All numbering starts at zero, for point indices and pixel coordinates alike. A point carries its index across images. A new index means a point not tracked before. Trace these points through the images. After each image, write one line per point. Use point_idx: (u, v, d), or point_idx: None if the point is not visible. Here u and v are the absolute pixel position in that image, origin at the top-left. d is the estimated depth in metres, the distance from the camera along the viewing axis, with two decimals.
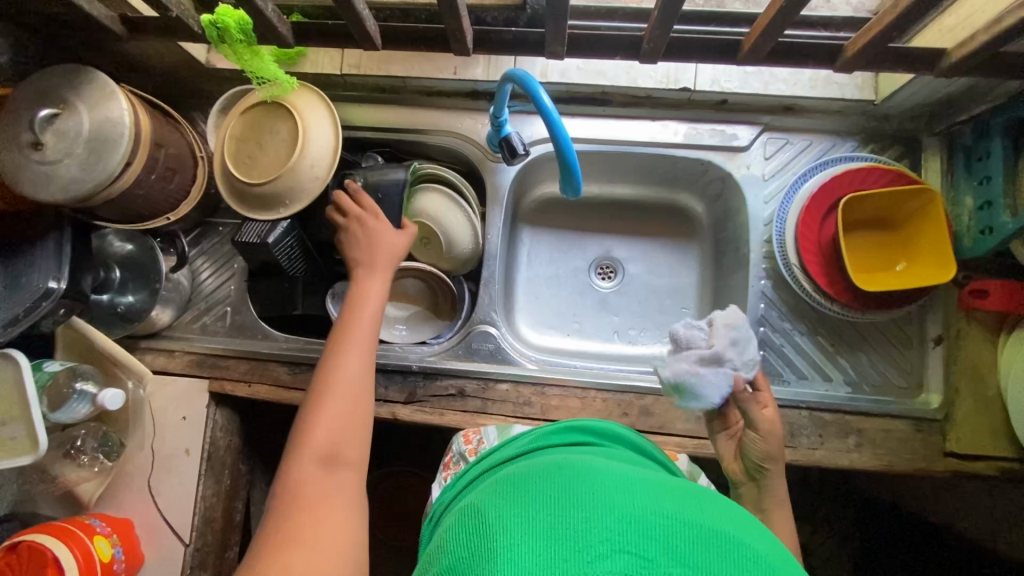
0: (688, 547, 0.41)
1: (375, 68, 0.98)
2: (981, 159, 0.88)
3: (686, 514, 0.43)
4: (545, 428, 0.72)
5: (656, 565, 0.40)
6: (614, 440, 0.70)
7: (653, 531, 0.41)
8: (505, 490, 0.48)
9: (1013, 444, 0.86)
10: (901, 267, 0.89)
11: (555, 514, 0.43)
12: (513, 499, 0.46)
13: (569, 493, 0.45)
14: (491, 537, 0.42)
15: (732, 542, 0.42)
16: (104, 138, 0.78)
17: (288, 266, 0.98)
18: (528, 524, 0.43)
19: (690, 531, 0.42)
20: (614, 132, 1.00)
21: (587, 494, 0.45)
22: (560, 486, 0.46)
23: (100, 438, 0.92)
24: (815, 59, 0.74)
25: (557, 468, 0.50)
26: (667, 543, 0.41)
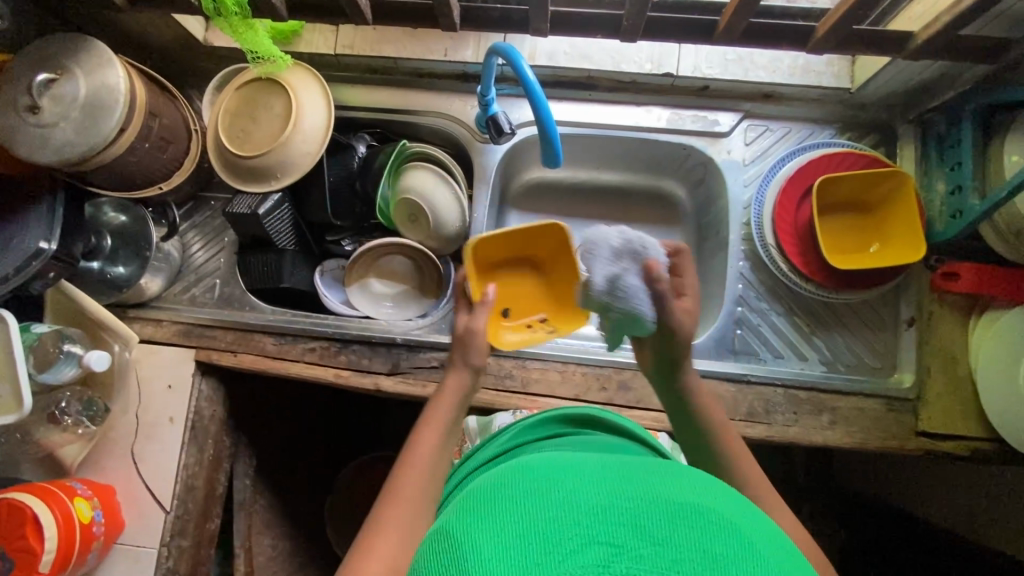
0: (655, 526, 0.41)
1: (368, 48, 1.01)
2: (952, 145, 0.90)
3: (651, 494, 0.44)
4: (513, 431, 0.74)
5: (628, 550, 0.40)
6: (592, 429, 0.74)
7: (619, 517, 0.42)
8: (471, 501, 0.47)
9: (980, 423, 0.89)
10: (874, 249, 0.92)
11: (523, 515, 0.43)
12: (479, 508, 0.45)
13: (534, 492, 0.45)
14: (459, 550, 0.41)
15: (699, 513, 0.43)
16: (99, 103, 0.81)
17: (278, 239, 0.99)
18: (496, 532, 0.41)
19: (658, 513, 0.42)
20: (600, 116, 1.02)
21: (553, 492, 0.44)
22: (523, 486, 0.46)
23: (85, 402, 0.92)
24: (789, 41, 0.77)
25: (518, 471, 0.49)
26: (636, 527, 0.41)
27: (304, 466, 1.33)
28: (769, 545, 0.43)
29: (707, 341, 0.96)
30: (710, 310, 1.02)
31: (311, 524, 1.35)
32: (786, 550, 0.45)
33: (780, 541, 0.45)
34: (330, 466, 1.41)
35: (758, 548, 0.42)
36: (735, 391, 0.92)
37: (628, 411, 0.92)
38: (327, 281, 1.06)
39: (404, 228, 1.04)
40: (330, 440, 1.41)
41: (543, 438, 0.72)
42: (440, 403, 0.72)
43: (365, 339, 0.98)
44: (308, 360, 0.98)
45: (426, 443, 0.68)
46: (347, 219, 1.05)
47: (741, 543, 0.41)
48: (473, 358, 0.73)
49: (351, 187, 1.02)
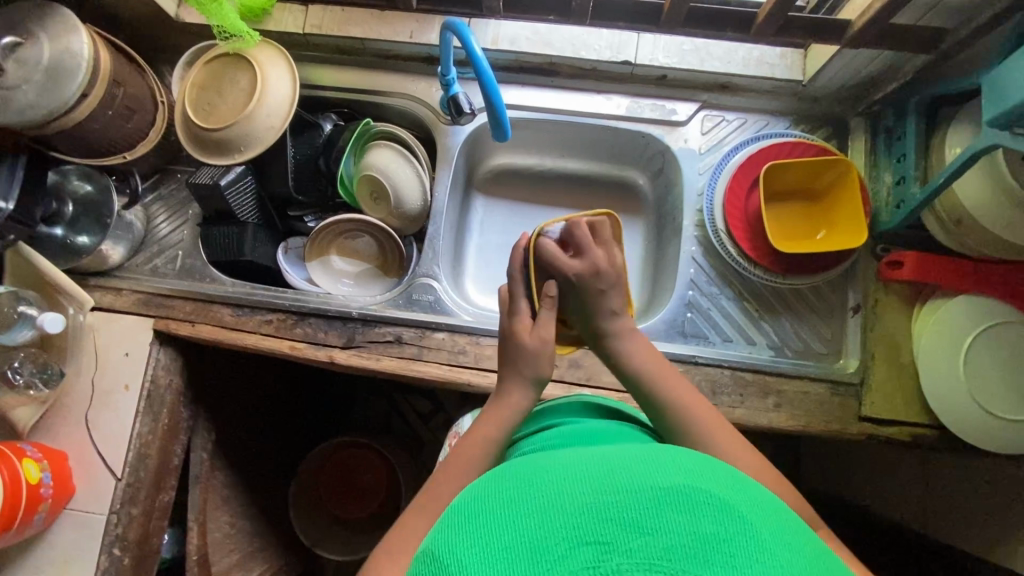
0: (643, 516, 0.41)
1: (336, 29, 1.03)
2: (899, 137, 0.93)
3: (636, 483, 0.44)
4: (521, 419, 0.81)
5: (619, 545, 0.40)
6: (590, 416, 0.76)
7: (607, 512, 0.42)
8: (460, 511, 0.47)
9: (923, 409, 0.90)
10: (821, 235, 0.95)
11: (511, 527, 0.43)
12: (468, 522, 0.45)
13: (519, 499, 0.45)
14: (449, 574, 0.41)
15: (687, 495, 0.43)
16: (62, 68, 0.83)
17: (240, 212, 1.01)
18: (483, 549, 0.42)
19: (646, 501, 0.42)
20: (560, 102, 1.05)
21: (539, 497, 0.45)
22: (508, 495, 0.46)
23: (39, 365, 0.94)
24: (733, 27, 0.79)
25: (505, 475, 0.49)
26: (622, 521, 0.41)
27: (267, 448, 1.33)
28: (762, 516, 0.43)
29: (659, 323, 0.98)
30: (664, 295, 1.04)
31: (272, 507, 1.34)
32: (783, 518, 0.45)
33: (775, 508, 0.46)
34: (295, 450, 1.41)
35: (752, 522, 0.42)
36: (683, 372, 0.93)
37: (577, 389, 0.94)
38: (291, 258, 1.08)
39: (367, 206, 1.07)
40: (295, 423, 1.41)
41: (541, 427, 0.75)
42: (494, 417, 0.73)
43: (321, 313, 0.99)
44: (264, 332, 0.99)
45: (470, 454, 0.69)
46: (311, 196, 1.07)
47: (732, 518, 0.42)
48: (540, 372, 0.74)
49: (316, 166, 1.05)
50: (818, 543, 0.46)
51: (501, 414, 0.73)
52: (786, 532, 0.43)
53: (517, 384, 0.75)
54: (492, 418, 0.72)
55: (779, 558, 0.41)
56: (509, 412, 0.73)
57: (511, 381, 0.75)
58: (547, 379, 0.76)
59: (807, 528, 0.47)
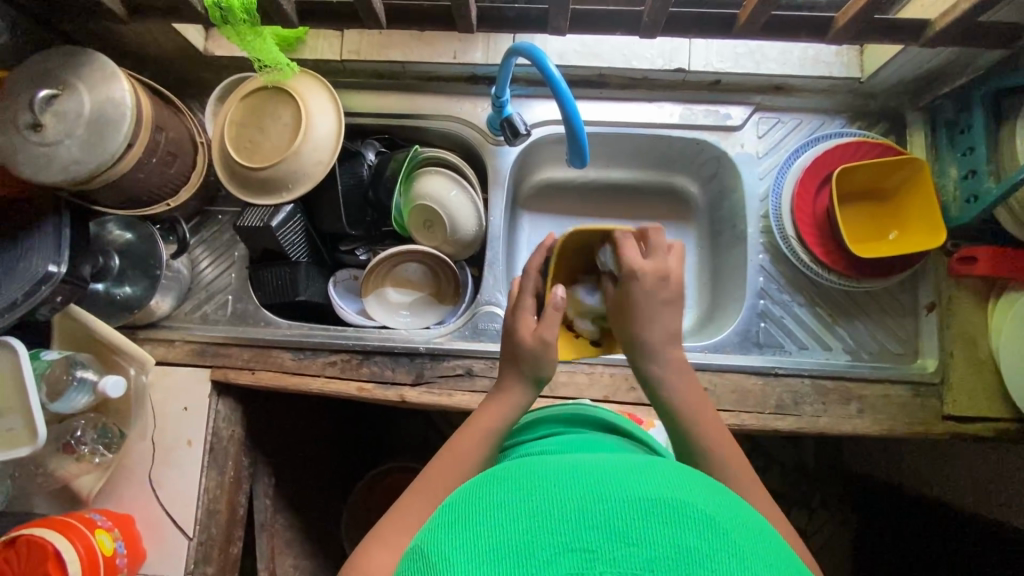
0: (629, 526, 0.39)
1: (375, 54, 0.99)
2: (963, 130, 0.92)
3: (624, 490, 0.41)
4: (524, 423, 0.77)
5: (602, 554, 0.38)
6: (589, 427, 0.72)
7: (592, 520, 0.39)
8: (444, 509, 0.44)
9: (1007, 405, 0.89)
10: (893, 235, 0.94)
11: (493, 526, 0.40)
12: (453, 520, 0.42)
13: (503, 499, 0.42)
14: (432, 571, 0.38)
15: (674, 506, 0.40)
16: (105, 119, 0.78)
17: (292, 251, 0.96)
18: (465, 546, 0.39)
19: (631, 511, 0.39)
20: (610, 114, 1.02)
21: (523, 498, 0.42)
22: (494, 492, 0.43)
23: (99, 429, 0.90)
24: (807, 32, 0.77)
25: (493, 474, 0.46)
26: (609, 528, 0.39)
27: (320, 484, 1.30)
28: (746, 532, 0.40)
29: (732, 335, 0.96)
30: (730, 305, 1.02)
31: (330, 542, 1.32)
32: (766, 537, 0.42)
33: (761, 528, 0.43)
34: (347, 482, 1.39)
35: (735, 538, 0.39)
36: (764, 385, 0.92)
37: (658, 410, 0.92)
38: (340, 291, 1.04)
39: (418, 233, 1.03)
40: (343, 456, 1.38)
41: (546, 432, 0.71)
42: (487, 413, 0.70)
43: (387, 351, 0.95)
44: (329, 374, 0.95)
45: (464, 450, 0.66)
46: (361, 228, 1.03)
47: (717, 535, 0.39)
48: (540, 371, 0.71)
49: (364, 197, 1.01)
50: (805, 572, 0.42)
51: (510, 411, 0.70)
52: (770, 554, 0.40)
53: (513, 379, 0.72)
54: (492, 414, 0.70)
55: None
56: (507, 409, 0.71)
57: (512, 375, 0.73)
58: (545, 380, 0.73)
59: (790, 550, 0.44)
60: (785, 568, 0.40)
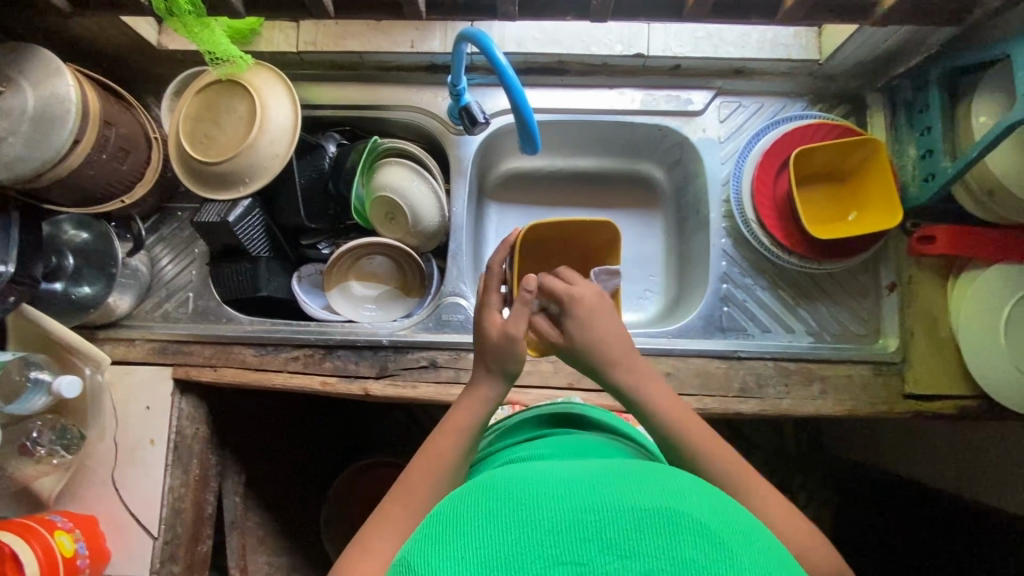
0: (622, 536, 0.38)
1: (331, 44, 0.98)
2: (921, 110, 0.92)
3: (617, 501, 0.40)
4: (513, 425, 0.75)
5: (594, 566, 0.37)
6: (581, 429, 0.71)
7: (584, 532, 0.38)
8: (433, 523, 0.42)
9: (967, 382, 0.90)
10: (853, 216, 0.94)
11: (482, 536, 0.39)
12: (442, 534, 0.40)
13: (493, 511, 0.41)
14: None
15: (668, 514, 0.39)
16: (49, 114, 0.77)
17: (252, 247, 0.95)
18: (454, 559, 0.38)
19: (625, 522, 0.39)
20: (572, 102, 1.01)
21: (513, 510, 0.40)
22: (483, 503, 0.42)
23: (58, 431, 0.89)
24: (757, 13, 0.77)
25: (484, 484, 0.45)
26: (601, 539, 0.38)
27: (294, 481, 1.29)
28: (740, 538, 0.40)
29: (696, 320, 0.96)
30: (695, 291, 1.02)
31: (307, 538, 1.31)
32: (764, 545, 0.41)
33: (758, 533, 0.42)
34: (323, 479, 1.38)
35: (731, 545, 0.39)
36: (727, 368, 0.92)
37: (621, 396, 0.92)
38: (305, 286, 1.03)
39: (381, 226, 1.02)
40: (319, 452, 1.37)
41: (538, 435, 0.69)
42: (464, 409, 0.68)
43: (350, 344, 0.95)
44: (292, 369, 0.95)
45: (445, 451, 0.64)
46: (322, 221, 1.01)
47: (712, 544, 0.38)
48: (509, 367, 0.68)
49: (324, 189, 1.00)
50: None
51: (485, 406, 0.69)
52: (765, 561, 0.39)
53: (488, 376, 0.70)
54: (468, 409, 0.68)
55: None
56: (483, 404, 0.69)
57: (490, 369, 0.70)
58: (516, 375, 0.70)
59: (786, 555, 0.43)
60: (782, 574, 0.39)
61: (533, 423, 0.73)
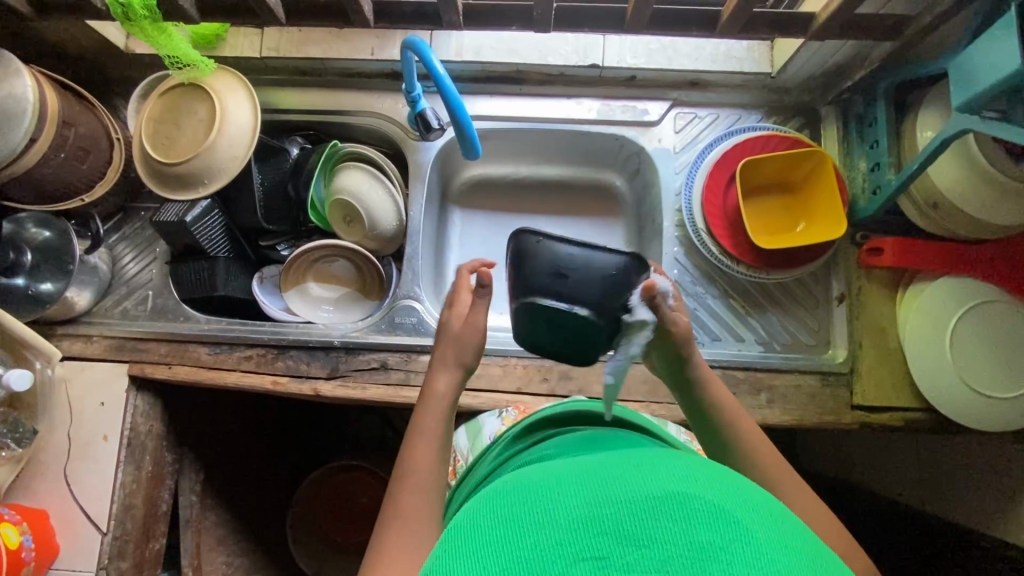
0: (638, 526, 0.38)
1: (294, 50, 1.01)
2: (870, 123, 0.93)
3: (627, 494, 0.41)
4: (516, 431, 0.73)
5: (615, 558, 0.37)
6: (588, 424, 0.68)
7: (600, 526, 0.39)
8: (453, 536, 0.43)
9: (913, 395, 0.90)
10: (801, 228, 0.95)
11: (506, 543, 0.39)
12: (462, 544, 0.41)
13: (507, 516, 0.42)
14: None
15: (680, 501, 0.40)
16: (7, 113, 0.80)
17: (209, 247, 0.97)
18: (477, 568, 0.38)
19: (638, 512, 0.39)
20: (530, 110, 1.03)
21: (529, 516, 0.41)
22: (501, 512, 0.42)
23: (11, 425, 0.89)
24: (697, 26, 0.79)
25: (500, 494, 0.46)
26: (619, 532, 0.38)
27: (257, 482, 1.29)
28: (756, 516, 0.40)
29: None
30: None
31: (268, 541, 1.31)
32: (783, 521, 0.41)
33: (774, 510, 0.42)
34: (288, 481, 1.37)
35: (748, 524, 0.39)
36: None
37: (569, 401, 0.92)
38: (266, 288, 1.05)
39: (341, 229, 1.04)
40: (284, 454, 1.36)
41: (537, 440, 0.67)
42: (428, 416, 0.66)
43: (302, 345, 0.96)
44: (244, 369, 0.96)
45: (425, 454, 0.63)
46: (282, 223, 1.03)
47: (729, 524, 0.38)
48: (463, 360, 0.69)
49: (284, 193, 1.01)
50: (825, 554, 0.40)
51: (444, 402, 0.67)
52: (787, 536, 0.39)
53: (443, 366, 0.69)
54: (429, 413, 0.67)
55: (778, 561, 0.37)
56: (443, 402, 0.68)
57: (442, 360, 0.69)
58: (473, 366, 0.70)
59: (810, 535, 0.42)
60: (802, 547, 0.39)
61: (538, 427, 0.72)
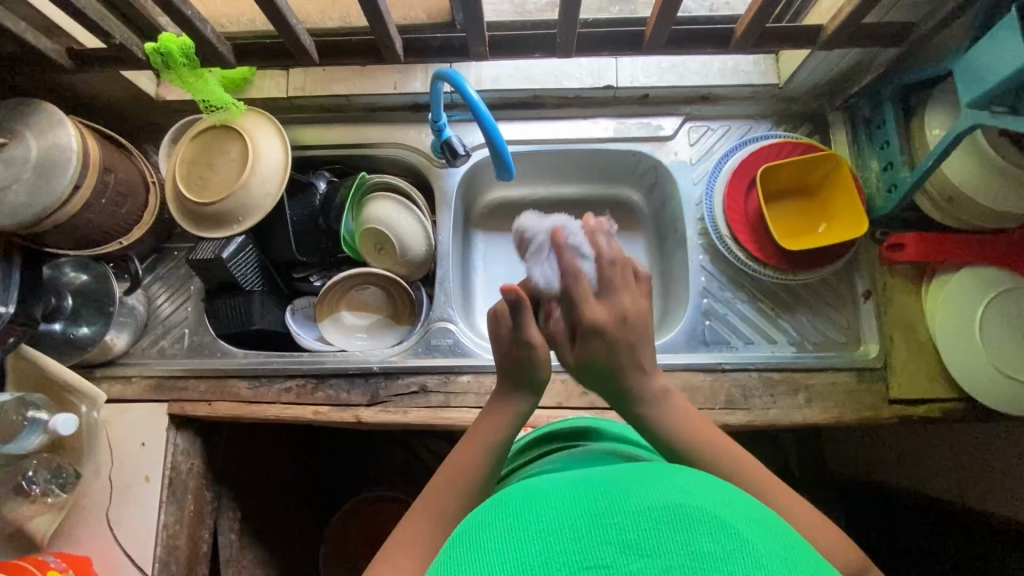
0: (641, 537, 0.38)
1: (320, 89, 1.05)
2: (879, 125, 0.97)
3: (631, 503, 0.41)
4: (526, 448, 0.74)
5: (618, 568, 0.37)
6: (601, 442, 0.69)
7: (604, 536, 0.38)
8: (456, 542, 0.43)
9: (950, 385, 0.91)
10: (823, 228, 0.98)
11: (510, 552, 0.39)
12: (467, 551, 0.41)
13: (513, 523, 0.42)
14: None
15: (683, 510, 0.40)
16: (52, 163, 0.82)
17: (245, 281, 0.99)
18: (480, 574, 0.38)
19: (642, 523, 0.39)
20: (549, 132, 1.07)
21: (531, 523, 0.41)
22: (506, 522, 0.42)
23: (53, 471, 0.89)
24: (711, 43, 0.83)
25: (506, 501, 0.46)
26: (621, 542, 0.38)
27: (291, 519, 1.27)
28: (757, 530, 0.40)
29: (679, 335, 0.99)
30: (678, 307, 1.05)
31: None
32: (782, 537, 0.40)
33: (774, 528, 0.42)
34: (320, 516, 1.35)
35: (751, 537, 0.38)
36: (712, 381, 0.94)
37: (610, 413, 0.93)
38: (299, 319, 1.06)
39: (372, 258, 1.06)
40: (315, 489, 1.35)
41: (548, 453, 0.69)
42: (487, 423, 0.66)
43: (341, 373, 0.97)
44: (285, 400, 0.96)
45: (466, 452, 0.63)
46: (314, 255, 1.05)
47: (732, 536, 0.38)
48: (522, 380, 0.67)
49: (315, 225, 1.03)
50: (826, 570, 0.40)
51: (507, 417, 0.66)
52: (788, 552, 0.39)
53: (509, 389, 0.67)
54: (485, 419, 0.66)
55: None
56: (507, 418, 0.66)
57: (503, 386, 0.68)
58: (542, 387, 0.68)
59: (810, 554, 0.41)
60: (801, 563, 0.39)
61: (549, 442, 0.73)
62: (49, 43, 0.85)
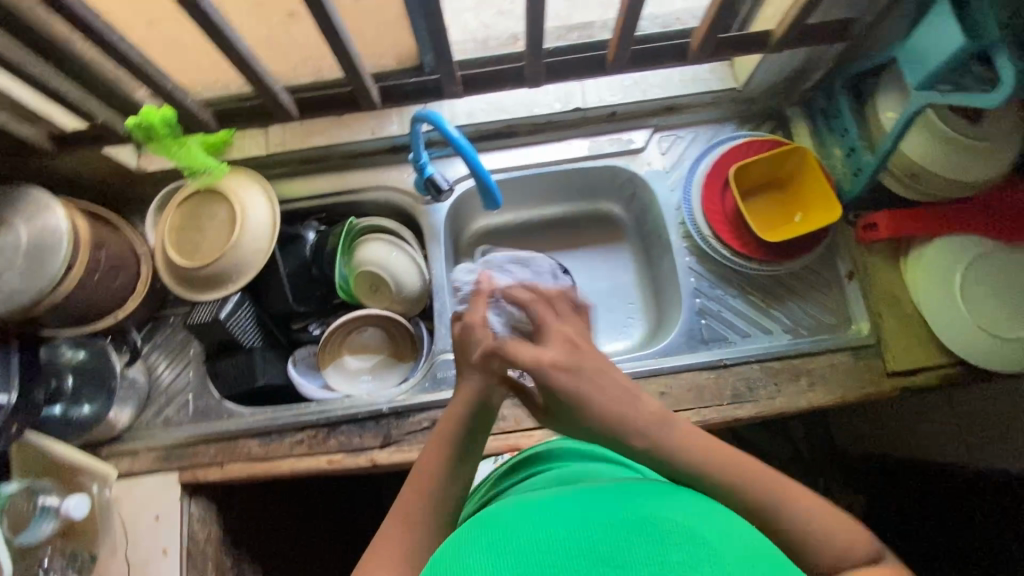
0: (612, 550, 0.39)
1: (300, 143, 1.07)
2: (836, 115, 1.02)
3: (602, 518, 0.42)
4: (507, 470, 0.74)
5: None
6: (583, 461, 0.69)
7: (578, 551, 0.39)
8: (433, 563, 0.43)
9: (943, 352, 0.94)
10: (798, 218, 1.02)
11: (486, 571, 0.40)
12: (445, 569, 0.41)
13: (490, 542, 0.42)
14: None
15: (654, 524, 0.41)
16: (43, 247, 0.83)
17: (245, 339, 0.99)
18: None
19: (614, 537, 0.40)
20: (526, 157, 1.11)
21: (509, 539, 0.42)
22: (484, 539, 0.43)
23: (68, 556, 0.89)
24: (670, 58, 0.88)
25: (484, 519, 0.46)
26: (594, 556, 0.39)
27: None
28: (726, 537, 0.41)
29: (678, 337, 1.01)
30: (672, 309, 1.07)
31: None
32: (752, 543, 0.42)
33: (746, 534, 0.43)
34: None
35: (718, 547, 0.39)
36: (716, 377, 0.96)
37: None
38: (301, 369, 1.06)
39: (366, 297, 1.07)
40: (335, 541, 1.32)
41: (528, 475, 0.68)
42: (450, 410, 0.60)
43: (351, 418, 0.96)
44: (298, 453, 0.96)
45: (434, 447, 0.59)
46: (310, 304, 1.06)
47: (700, 547, 0.39)
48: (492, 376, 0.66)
49: (309, 273, 1.05)
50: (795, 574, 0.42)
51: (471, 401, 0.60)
52: (756, 557, 0.40)
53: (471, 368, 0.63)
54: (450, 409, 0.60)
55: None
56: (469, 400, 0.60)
57: None
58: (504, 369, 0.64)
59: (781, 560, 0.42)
60: (768, 567, 0.40)
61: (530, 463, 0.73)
62: (31, 128, 0.87)
